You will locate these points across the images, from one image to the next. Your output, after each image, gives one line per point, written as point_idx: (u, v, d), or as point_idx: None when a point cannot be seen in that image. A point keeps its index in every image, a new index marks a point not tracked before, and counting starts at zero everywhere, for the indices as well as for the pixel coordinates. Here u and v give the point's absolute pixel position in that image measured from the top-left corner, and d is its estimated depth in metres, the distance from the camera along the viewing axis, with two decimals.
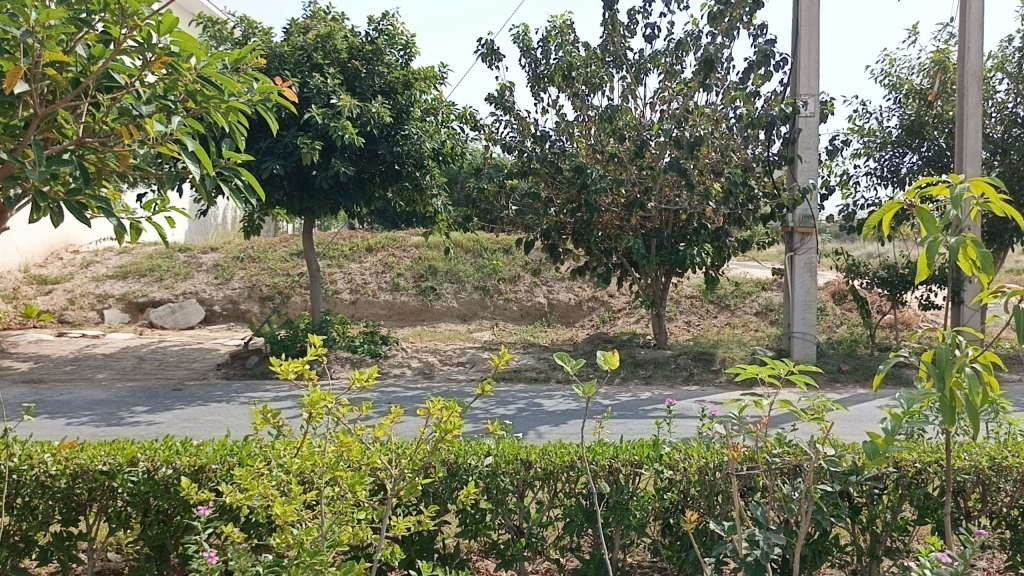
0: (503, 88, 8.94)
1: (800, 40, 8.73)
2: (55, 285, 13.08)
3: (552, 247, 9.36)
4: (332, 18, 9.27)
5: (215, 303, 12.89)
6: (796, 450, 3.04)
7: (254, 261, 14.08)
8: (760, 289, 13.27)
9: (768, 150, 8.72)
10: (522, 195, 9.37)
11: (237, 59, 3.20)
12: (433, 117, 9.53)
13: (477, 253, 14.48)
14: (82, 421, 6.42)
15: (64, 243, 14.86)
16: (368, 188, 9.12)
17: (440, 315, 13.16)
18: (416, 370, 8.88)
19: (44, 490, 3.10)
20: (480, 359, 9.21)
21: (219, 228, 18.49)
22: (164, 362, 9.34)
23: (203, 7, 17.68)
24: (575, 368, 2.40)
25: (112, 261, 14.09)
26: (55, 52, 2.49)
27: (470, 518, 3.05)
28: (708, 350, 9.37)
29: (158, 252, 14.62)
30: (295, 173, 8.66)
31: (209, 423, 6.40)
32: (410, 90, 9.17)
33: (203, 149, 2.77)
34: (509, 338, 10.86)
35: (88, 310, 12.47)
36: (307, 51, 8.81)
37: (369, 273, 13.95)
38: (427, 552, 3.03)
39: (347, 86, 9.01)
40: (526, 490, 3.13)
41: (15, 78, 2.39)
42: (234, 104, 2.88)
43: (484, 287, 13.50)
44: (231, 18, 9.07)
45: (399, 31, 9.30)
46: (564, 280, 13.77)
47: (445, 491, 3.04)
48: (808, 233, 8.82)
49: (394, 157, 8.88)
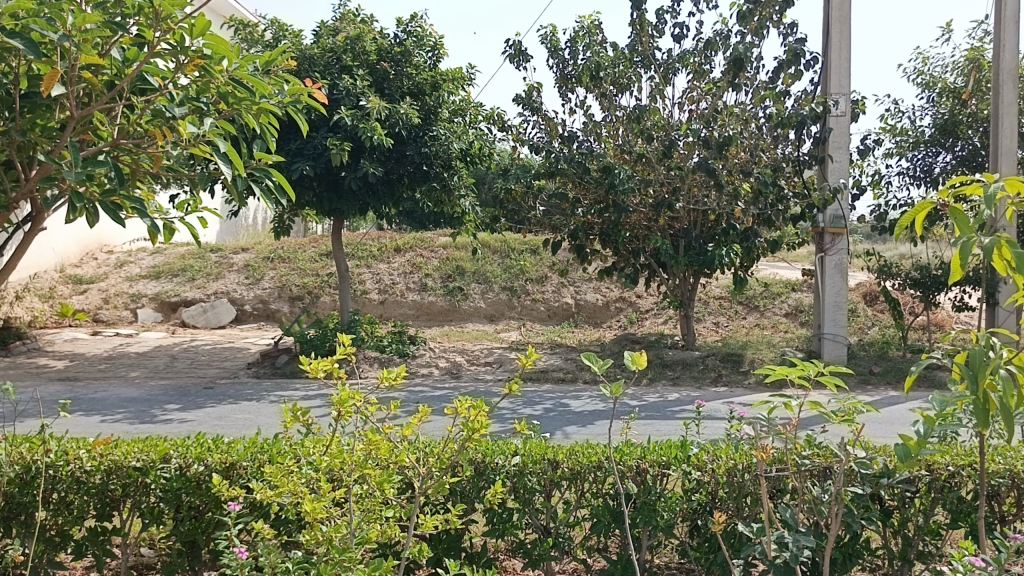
0: (530, 88, 8.95)
1: (831, 39, 8.65)
2: (90, 285, 13.31)
3: (580, 247, 9.36)
4: (361, 20, 9.34)
5: (246, 303, 13.04)
6: (827, 452, 3.01)
7: (283, 261, 14.22)
8: (789, 290, 13.14)
9: (799, 149, 8.64)
10: (550, 195, 9.38)
11: (267, 62, 3.24)
12: (461, 118, 9.56)
13: (504, 253, 14.50)
14: (117, 418, 6.53)
15: (98, 244, 15.11)
16: (396, 189, 9.17)
17: (468, 315, 13.19)
18: (444, 370, 8.92)
19: (79, 485, 3.15)
20: (507, 359, 9.22)
21: (249, 228, 18.70)
22: (196, 361, 9.46)
23: (234, 10, 17.88)
24: (602, 368, 2.40)
25: (146, 261, 14.31)
26: (92, 55, 2.53)
27: (497, 518, 3.05)
28: (738, 351, 9.30)
29: (191, 252, 14.83)
30: (325, 174, 8.73)
31: (240, 421, 6.47)
32: (438, 91, 9.21)
33: (235, 150, 2.81)
34: (536, 338, 10.86)
35: (122, 310, 12.67)
36: (337, 53, 8.88)
37: (397, 273, 14.03)
38: (455, 550, 3.04)
39: (376, 87, 9.08)
40: (553, 490, 3.13)
41: (52, 80, 2.44)
42: (265, 105, 2.89)
43: (511, 287, 13.52)
44: (262, 21, 9.16)
45: (428, 33, 9.34)
46: (592, 281, 13.74)
47: (472, 490, 3.05)
48: (839, 233, 8.74)
49: (422, 158, 8.92)
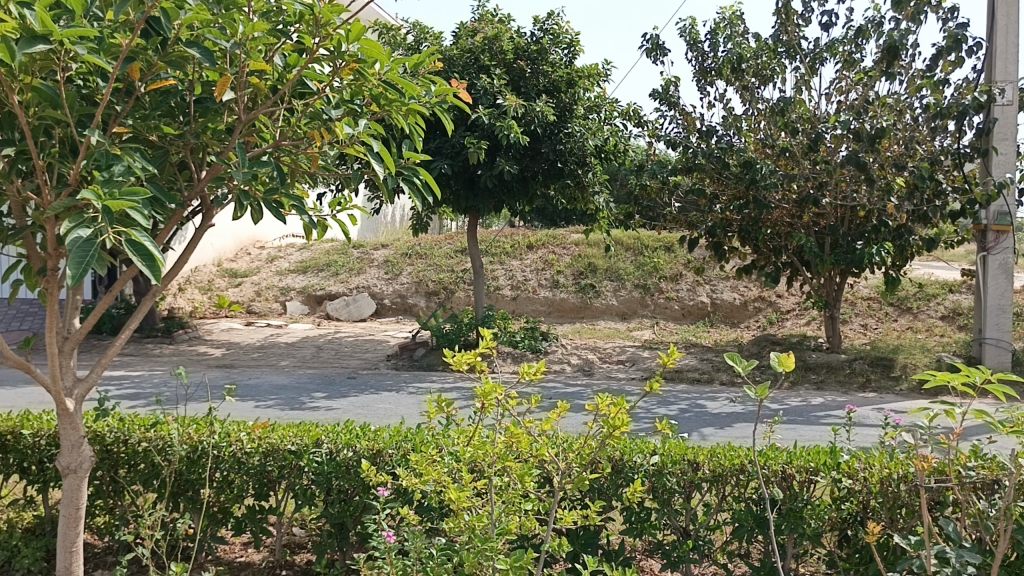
0: (668, 83, 8.80)
1: (997, 22, 8.05)
2: (244, 278, 14.17)
3: (717, 245, 9.13)
4: (499, 20, 9.47)
5: (385, 297, 13.50)
6: (993, 464, 2.80)
7: (420, 257, 14.63)
8: (945, 291, 12.33)
9: (959, 141, 8.09)
10: (687, 191, 9.20)
11: (414, 65, 3.34)
12: (597, 114, 9.53)
13: (638, 251, 14.36)
14: (269, 404, 6.92)
15: (251, 240, 16.06)
16: (531, 186, 9.24)
17: (600, 313, 13.14)
18: (576, 367, 8.93)
19: (240, 466, 3.37)
20: (641, 358, 9.12)
21: (388, 225, 19.36)
22: (340, 352, 9.89)
23: (377, 15, 18.54)
24: (747, 369, 2.34)
25: (294, 256, 15.08)
26: (260, 62, 2.66)
27: (635, 517, 3.03)
28: (887, 355, 8.81)
29: (335, 248, 15.51)
30: (462, 172, 8.90)
31: (382, 411, 6.71)
32: (574, 88, 9.21)
33: (387, 150, 2.93)
34: (670, 337, 10.69)
35: (273, 302, 13.40)
36: (475, 53, 9.05)
37: (530, 269, 14.15)
38: (592, 547, 3.04)
39: (513, 86, 9.18)
40: (693, 492, 3.07)
41: (224, 86, 2.61)
42: (414, 106, 3.00)
43: (644, 285, 13.37)
44: (404, 25, 9.45)
45: (564, 30, 9.35)
46: (728, 279, 13.38)
47: (610, 487, 3.05)
48: (1004, 231, 8.12)
49: (557, 155, 8.95)
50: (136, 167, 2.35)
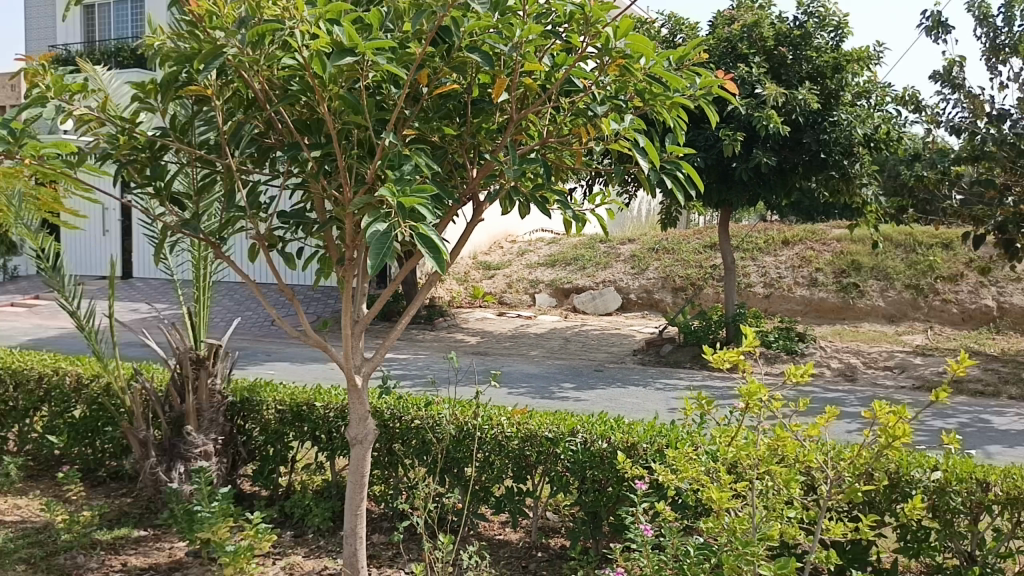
0: (951, 63, 7.99)
1: None
2: (497, 270, 14.87)
3: (1009, 242, 8.15)
4: (759, 6, 9.11)
5: (632, 292, 13.53)
6: None
7: (668, 252, 14.50)
8: None
9: None
10: (972, 181, 8.30)
11: (679, 57, 3.30)
12: (866, 101, 8.88)
13: (909, 249, 13.19)
14: (522, 391, 7.21)
15: (504, 234, 16.82)
16: (789, 179, 8.82)
17: (863, 314, 12.24)
18: (837, 371, 8.40)
19: (501, 448, 3.55)
20: (911, 365, 8.38)
21: (636, 220, 19.35)
22: (587, 345, 10.07)
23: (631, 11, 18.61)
24: None
25: (544, 250, 15.58)
26: (534, 63, 2.73)
27: (911, 536, 2.80)
28: None
29: (583, 242, 15.81)
30: (716, 165, 8.69)
31: (629, 405, 6.76)
32: (841, 73, 8.64)
33: (653, 145, 2.93)
34: (947, 344, 9.71)
35: (523, 294, 13.94)
36: (732, 43, 8.81)
37: (785, 267, 13.51)
38: (861, 563, 2.85)
39: (773, 74, 8.82)
40: (981, 515, 2.78)
41: (501, 88, 2.71)
42: (679, 100, 2.97)
43: (915, 286, 12.26)
44: (660, 18, 9.42)
45: (831, 12, 8.82)
46: (1020, 282, 11.89)
47: (883, 501, 2.84)
48: None
49: (820, 145, 8.43)
50: (423, 166, 2.54)
